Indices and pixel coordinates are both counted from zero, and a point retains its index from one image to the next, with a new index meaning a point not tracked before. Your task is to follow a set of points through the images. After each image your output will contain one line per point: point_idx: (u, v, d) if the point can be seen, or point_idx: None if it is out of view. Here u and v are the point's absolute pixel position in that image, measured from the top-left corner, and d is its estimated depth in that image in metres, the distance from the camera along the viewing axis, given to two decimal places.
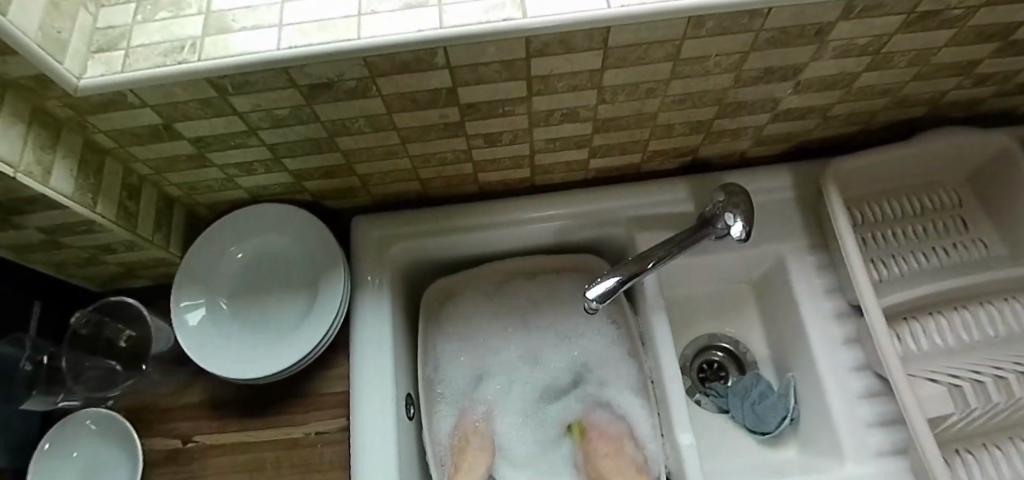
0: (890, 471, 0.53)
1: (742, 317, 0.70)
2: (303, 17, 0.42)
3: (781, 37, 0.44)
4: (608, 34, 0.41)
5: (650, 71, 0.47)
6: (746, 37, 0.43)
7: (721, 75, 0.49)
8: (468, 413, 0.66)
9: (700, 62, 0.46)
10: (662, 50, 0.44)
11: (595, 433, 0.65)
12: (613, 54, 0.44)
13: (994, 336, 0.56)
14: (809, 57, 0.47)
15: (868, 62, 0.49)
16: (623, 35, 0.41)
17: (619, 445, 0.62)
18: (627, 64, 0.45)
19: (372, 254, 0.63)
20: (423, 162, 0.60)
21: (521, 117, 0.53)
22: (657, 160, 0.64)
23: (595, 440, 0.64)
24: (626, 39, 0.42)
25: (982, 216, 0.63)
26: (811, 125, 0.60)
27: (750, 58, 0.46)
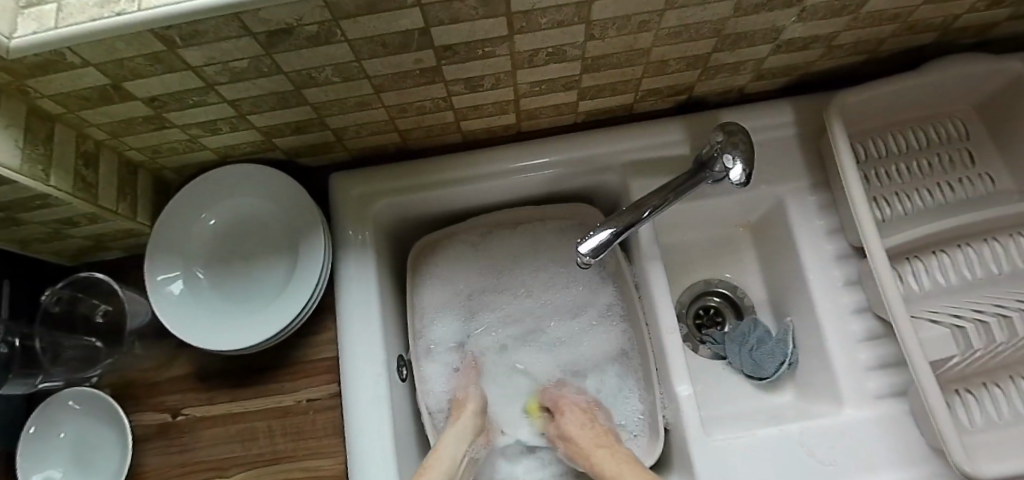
0: (889, 413, 0.53)
1: (739, 261, 0.68)
2: None
3: None
4: None
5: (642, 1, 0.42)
6: None
7: (720, 4, 0.44)
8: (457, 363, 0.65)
9: None
10: None
11: (563, 407, 0.61)
12: None
13: (997, 273, 0.55)
14: None
15: None
16: None
17: (596, 419, 0.59)
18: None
19: (352, 212, 0.60)
20: (400, 112, 0.56)
21: (503, 59, 0.49)
22: (651, 100, 0.61)
23: (568, 411, 0.60)
24: None
25: (989, 147, 0.60)
26: (814, 56, 0.56)
27: None
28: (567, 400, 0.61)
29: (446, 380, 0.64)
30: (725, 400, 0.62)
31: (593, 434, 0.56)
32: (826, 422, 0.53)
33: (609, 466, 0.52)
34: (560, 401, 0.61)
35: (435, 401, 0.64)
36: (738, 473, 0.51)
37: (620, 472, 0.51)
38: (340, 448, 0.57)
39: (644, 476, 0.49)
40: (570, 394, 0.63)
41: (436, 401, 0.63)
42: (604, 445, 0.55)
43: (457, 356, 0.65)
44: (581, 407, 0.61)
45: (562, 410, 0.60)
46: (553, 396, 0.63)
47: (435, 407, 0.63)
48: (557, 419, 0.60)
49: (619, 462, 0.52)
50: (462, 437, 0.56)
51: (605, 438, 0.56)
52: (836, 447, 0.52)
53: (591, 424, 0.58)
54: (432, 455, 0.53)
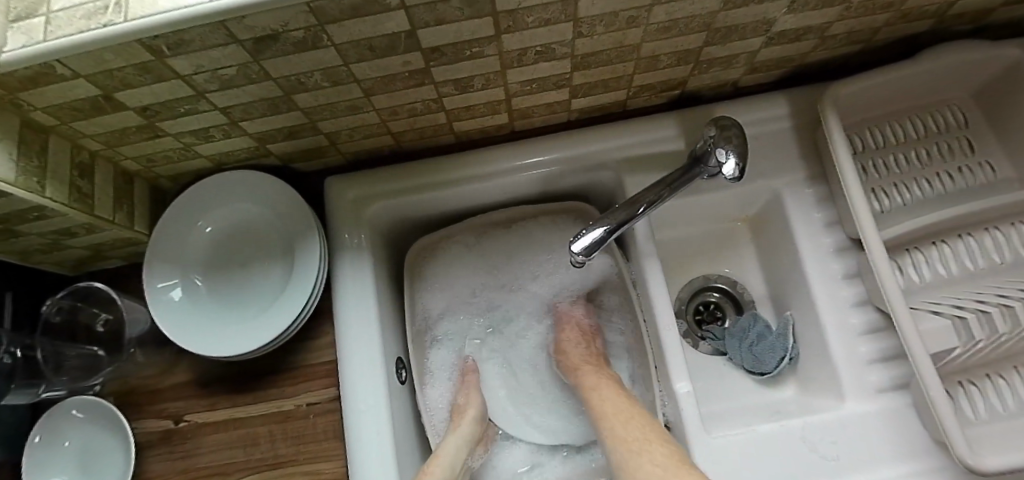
0: (891, 407, 0.52)
1: (738, 256, 0.67)
2: None
3: None
4: None
5: None
6: None
7: None
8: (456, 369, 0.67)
9: None
10: None
11: (571, 325, 0.66)
12: None
13: (998, 262, 0.54)
14: None
15: None
16: None
17: (592, 342, 0.64)
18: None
19: (347, 216, 0.60)
20: (391, 115, 0.56)
21: (492, 59, 0.49)
22: (644, 95, 0.60)
23: (571, 330, 0.65)
24: None
25: (989, 136, 0.59)
26: (808, 47, 0.55)
27: None
28: (574, 315, 0.67)
29: (446, 386, 0.66)
30: (727, 396, 0.61)
31: (587, 354, 0.62)
32: (828, 416, 0.53)
33: (589, 378, 0.59)
34: (569, 317, 0.67)
35: (435, 407, 0.65)
36: (738, 468, 0.51)
37: (596, 384, 0.58)
38: (340, 451, 0.57)
39: (618, 391, 0.56)
40: (577, 316, 0.67)
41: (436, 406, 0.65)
42: (590, 364, 0.61)
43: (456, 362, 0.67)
44: (587, 325, 0.66)
45: (572, 326, 0.66)
46: (567, 311, 0.68)
47: (436, 412, 0.64)
48: (563, 334, 0.65)
49: (601, 378, 0.59)
50: (465, 440, 0.57)
51: (595, 359, 0.62)
52: (838, 442, 0.51)
53: (587, 345, 0.64)
54: (434, 456, 0.54)
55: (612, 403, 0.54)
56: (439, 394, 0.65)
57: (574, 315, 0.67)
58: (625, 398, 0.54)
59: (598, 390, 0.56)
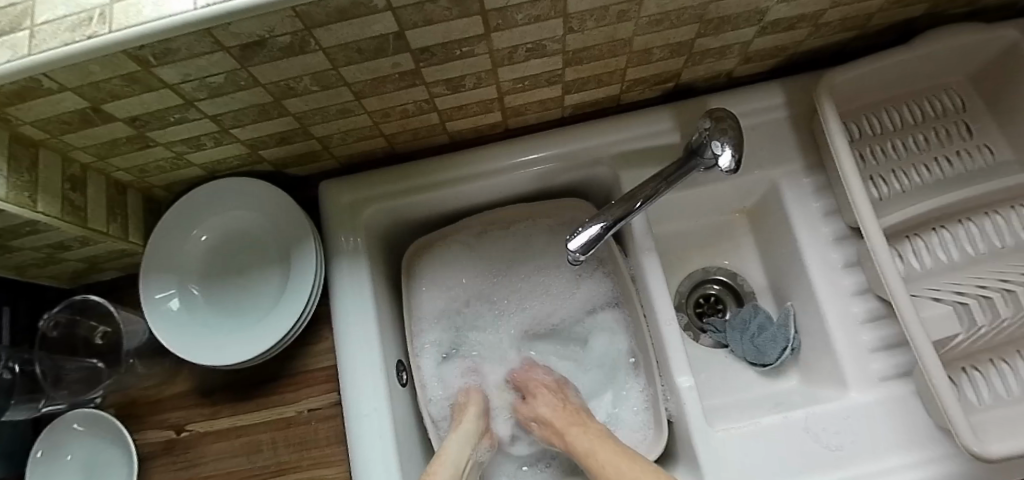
0: (894, 396, 0.52)
1: (737, 248, 0.67)
2: None
3: None
4: None
5: None
6: None
7: None
8: (457, 369, 0.66)
9: None
10: None
11: (537, 388, 0.62)
12: None
13: (1000, 247, 0.54)
14: None
15: None
16: None
17: (564, 397, 0.61)
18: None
19: (343, 220, 0.60)
20: (383, 117, 0.55)
21: (483, 58, 0.48)
22: (638, 89, 0.60)
23: (536, 394, 0.61)
24: None
25: (988, 119, 0.58)
26: (802, 35, 0.55)
27: None
28: (536, 379, 0.63)
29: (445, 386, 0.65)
30: (729, 388, 0.61)
31: (562, 411, 0.58)
32: (831, 406, 0.53)
33: (577, 439, 0.55)
34: (529, 380, 0.63)
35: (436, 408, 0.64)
36: (742, 462, 0.51)
37: (590, 445, 0.54)
38: (342, 456, 0.57)
39: (615, 449, 0.52)
40: (538, 375, 0.64)
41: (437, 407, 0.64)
42: (576, 423, 0.57)
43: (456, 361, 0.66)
44: (551, 384, 0.62)
45: (533, 390, 0.62)
46: (525, 375, 0.64)
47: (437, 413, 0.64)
48: (532, 398, 0.61)
49: (593, 438, 0.55)
50: (468, 439, 0.57)
51: (575, 416, 0.58)
52: (842, 432, 0.51)
53: (560, 403, 0.59)
54: (436, 459, 0.54)
55: (614, 466, 0.51)
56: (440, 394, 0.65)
57: (528, 376, 0.64)
58: (625, 454, 0.51)
59: (595, 455, 0.53)
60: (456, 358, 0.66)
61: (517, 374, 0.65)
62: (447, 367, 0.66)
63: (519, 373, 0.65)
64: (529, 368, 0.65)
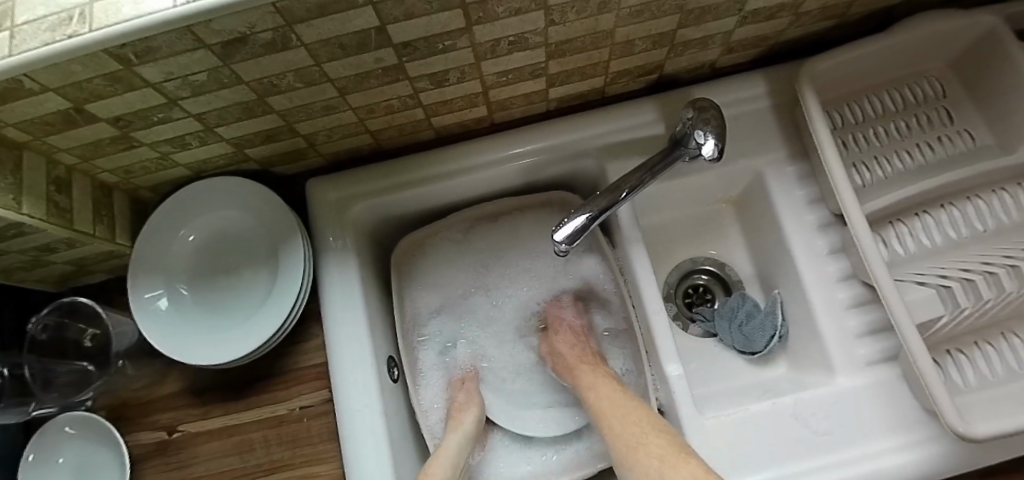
0: (881, 380, 0.52)
1: (723, 238, 0.67)
2: None
3: None
4: None
5: None
6: None
7: None
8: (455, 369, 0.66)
9: None
10: None
11: (562, 325, 0.64)
12: None
13: (982, 230, 0.54)
14: None
15: None
16: None
17: (585, 341, 0.62)
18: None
19: (330, 218, 0.59)
20: (368, 113, 0.55)
21: (466, 51, 0.48)
22: (622, 81, 0.60)
23: (560, 333, 0.63)
24: None
25: (968, 104, 0.59)
26: (783, 24, 0.55)
27: None
28: (563, 315, 0.65)
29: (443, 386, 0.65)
30: (718, 376, 0.62)
31: (580, 353, 0.60)
32: (819, 392, 0.53)
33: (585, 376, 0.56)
34: (554, 317, 0.65)
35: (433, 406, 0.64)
36: (731, 448, 0.51)
37: (592, 383, 0.55)
38: (335, 453, 0.57)
39: (615, 387, 0.53)
40: (568, 314, 0.65)
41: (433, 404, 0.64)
42: (586, 362, 0.59)
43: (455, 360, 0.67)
44: (579, 323, 0.64)
45: (557, 327, 0.64)
46: (555, 312, 0.65)
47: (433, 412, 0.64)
48: (554, 334, 0.63)
49: (597, 374, 0.56)
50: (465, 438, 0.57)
51: (589, 357, 0.59)
52: (830, 417, 0.52)
53: (580, 344, 0.61)
54: (435, 456, 0.54)
55: (609, 401, 0.51)
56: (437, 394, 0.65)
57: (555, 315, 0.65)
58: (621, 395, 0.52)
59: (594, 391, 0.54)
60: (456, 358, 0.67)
61: (551, 304, 0.66)
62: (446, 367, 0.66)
63: (549, 307, 0.66)
64: (562, 303, 0.66)
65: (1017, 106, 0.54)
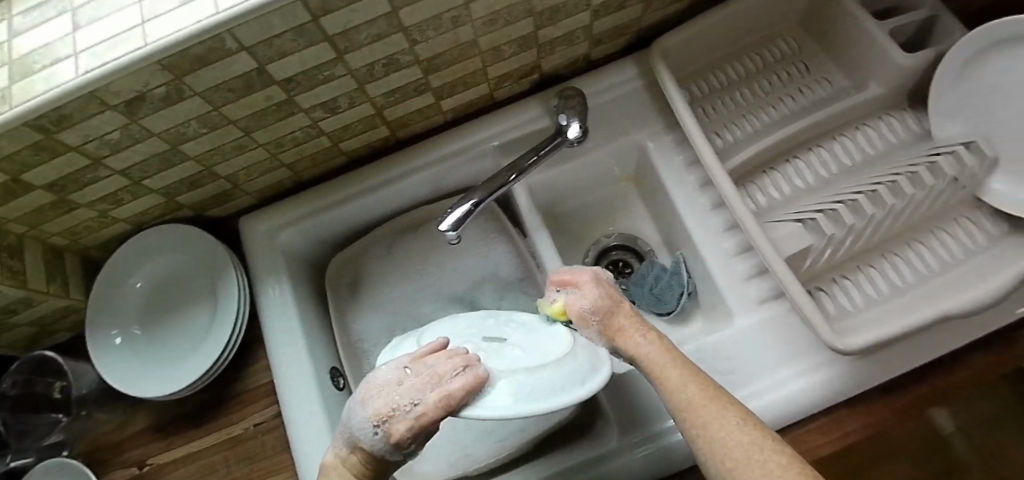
0: (773, 317, 0.56)
1: (630, 213, 0.71)
2: (96, 40, 0.44)
3: None
4: None
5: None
6: None
7: None
8: (456, 374, 0.38)
9: None
10: None
11: (588, 289, 0.46)
12: None
13: (849, 164, 0.59)
14: None
15: None
16: None
17: (617, 296, 0.46)
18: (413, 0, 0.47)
19: (260, 249, 0.63)
20: (277, 147, 0.60)
21: (346, 79, 0.55)
22: (506, 85, 0.65)
23: (595, 289, 0.46)
24: None
25: (823, 55, 0.64)
26: (638, 13, 0.61)
27: None
28: (585, 290, 0.46)
29: (409, 378, 0.38)
30: None
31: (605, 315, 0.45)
32: (718, 335, 0.57)
33: (700, 395, 0.37)
34: (621, 319, 0.44)
35: (396, 418, 0.37)
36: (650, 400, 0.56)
37: (717, 417, 0.36)
38: (289, 462, 0.61)
39: (764, 434, 0.34)
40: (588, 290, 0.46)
41: (391, 433, 0.37)
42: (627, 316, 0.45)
43: (452, 385, 0.37)
44: (648, 329, 0.44)
45: (611, 336, 0.44)
46: (574, 287, 0.47)
47: (372, 388, 0.39)
48: (578, 290, 0.46)
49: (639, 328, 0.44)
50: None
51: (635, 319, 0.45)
52: (733, 357, 0.55)
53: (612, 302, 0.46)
54: None
55: (674, 369, 0.40)
56: (402, 394, 0.38)
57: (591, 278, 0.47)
58: (688, 363, 0.40)
59: (653, 365, 0.41)
60: (488, 364, 0.42)
61: (574, 284, 0.47)
62: (442, 399, 0.36)
63: (574, 284, 0.47)
64: (579, 283, 0.47)
65: (858, 49, 0.59)
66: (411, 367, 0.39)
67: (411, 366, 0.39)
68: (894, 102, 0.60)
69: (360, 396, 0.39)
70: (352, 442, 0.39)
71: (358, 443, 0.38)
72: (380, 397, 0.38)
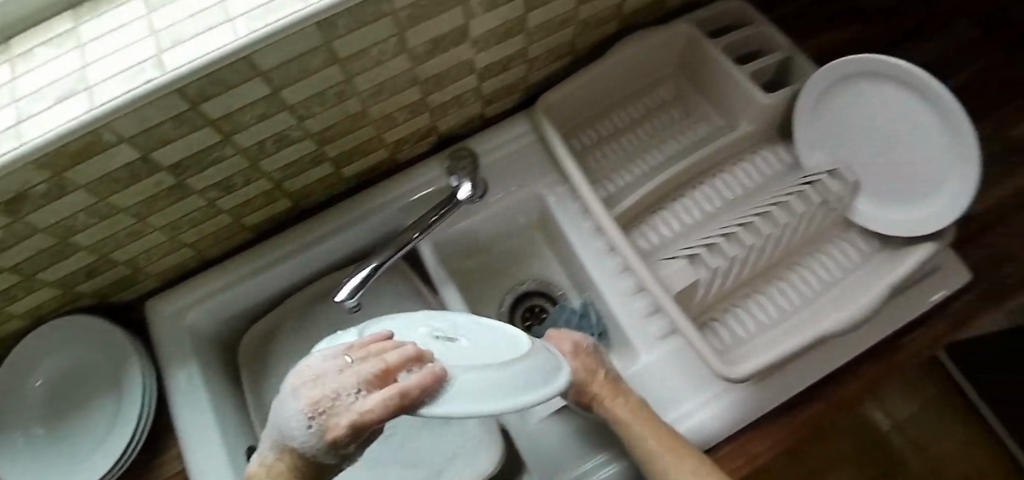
0: (673, 351, 0.58)
1: (539, 258, 0.73)
2: None
3: (417, 11, 0.49)
4: (252, 60, 0.44)
5: (326, 76, 0.51)
6: (387, 22, 0.48)
7: (395, 58, 0.53)
8: (409, 369, 0.30)
9: (361, 57, 0.51)
10: (318, 57, 0.48)
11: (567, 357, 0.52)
12: (273, 75, 0.48)
13: (732, 198, 0.61)
14: (461, 18, 0.52)
15: (520, 5, 0.54)
16: (269, 56, 0.45)
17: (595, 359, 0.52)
18: (293, 80, 0.49)
19: (168, 332, 0.62)
20: (175, 229, 0.60)
21: (237, 158, 0.55)
22: (406, 148, 0.67)
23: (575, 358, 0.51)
24: (276, 59, 0.46)
25: (698, 98, 0.68)
26: (523, 72, 0.65)
27: (409, 37, 0.51)
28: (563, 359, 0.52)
29: (353, 367, 0.31)
30: None
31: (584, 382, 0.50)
32: (623, 373, 0.58)
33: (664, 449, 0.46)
34: (596, 385, 0.50)
35: (332, 409, 0.29)
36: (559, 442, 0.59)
37: (678, 467, 0.45)
38: None
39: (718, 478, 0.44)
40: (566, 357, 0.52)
41: (326, 431, 0.30)
42: (602, 380, 0.51)
43: (401, 381, 0.28)
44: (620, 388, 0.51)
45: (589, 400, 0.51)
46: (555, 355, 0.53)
47: (305, 377, 0.31)
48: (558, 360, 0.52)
49: (613, 389, 0.51)
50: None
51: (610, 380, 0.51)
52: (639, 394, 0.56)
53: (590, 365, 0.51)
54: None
55: (641, 425, 0.48)
56: (342, 382, 0.30)
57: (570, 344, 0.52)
58: (652, 418, 0.49)
59: (626, 424, 0.49)
60: (444, 357, 0.34)
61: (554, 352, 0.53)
62: (386, 395, 0.27)
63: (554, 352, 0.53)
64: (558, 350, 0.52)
65: (723, 91, 0.64)
66: (357, 355, 0.31)
67: (355, 353, 0.32)
68: (765, 137, 0.65)
69: (293, 387, 0.31)
70: (285, 441, 0.32)
71: (290, 440, 0.31)
72: (315, 387, 0.30)
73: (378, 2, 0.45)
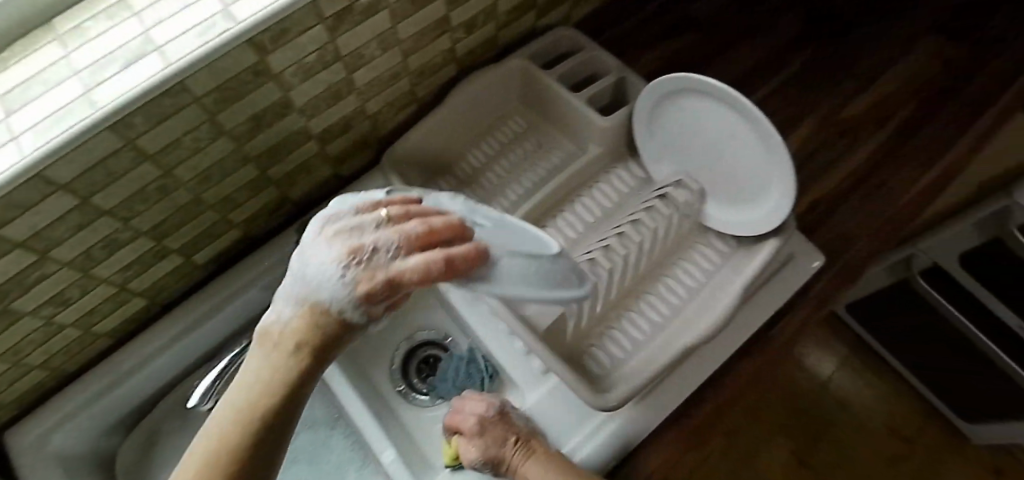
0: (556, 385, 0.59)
1: (425, 306, 0.72)
2: None
3: (228, 92, 0.46)
4: (45, 177, 0.40)
5: (144, 173, 0.47)
6: (194, 108, 0.45)
7: (221, 140, 0.51)
8: (450, 241, 0.38)
9: (178, 145, 0.47)
10: (124, 158, 0.44)
11: (472, 428, 0.54)
12: (75, 185, 0.43)
13: (592, 220, 0.63)
14: (281, 90, 0.51)
15: (343, 67, 0.54)
16: (64, 166, 0.40)
17: (503, 422, 0.54)
18: (104, 185, 0.45)
19: (30, 463, 0.58)
20: (17, 354, 0.54)
21: (64, 271, 0.50)
22: (260, 222, 0.66)
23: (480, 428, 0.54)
24: (71, 167, 0.41)
25: (546, 126, 0.69)
26: (368, 128, 0.64)
27: (223, 118, 0.49)
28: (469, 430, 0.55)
29: (388, 229, 0.36)
30: None
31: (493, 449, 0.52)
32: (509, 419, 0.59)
33: None
34: (505, 449, 0.52)
35: (369, 263, 0.35)
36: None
37: None
38: None
39: None
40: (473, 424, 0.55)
41: (359, 286, 0.34)
42: (514, 444, 0.52)
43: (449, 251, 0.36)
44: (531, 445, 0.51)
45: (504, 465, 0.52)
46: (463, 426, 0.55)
47: (336, 233, 0.36)
48: (465, 434, 0.55)
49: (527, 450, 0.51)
50: (272, 424, 0.33)
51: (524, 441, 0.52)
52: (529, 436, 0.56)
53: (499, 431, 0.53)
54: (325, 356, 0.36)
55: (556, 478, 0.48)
56: (385, 239, 0.36)
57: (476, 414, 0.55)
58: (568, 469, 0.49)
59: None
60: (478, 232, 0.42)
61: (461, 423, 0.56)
62: (438, 259, 0.35)
63: (462, 425, 0.56)
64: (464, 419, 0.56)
65: (566, 117, 0.65)
66: (389, 218, 0.37)
67: (392, 212, 0.38)
68: (615, 156, 0.66)
69: (326, 234, 0.37)
70: (313, 292, 0.35)
71: (314, 289, 0.35)
72: (351, 238, 0.36)
73: (178, 92, 0.43)
